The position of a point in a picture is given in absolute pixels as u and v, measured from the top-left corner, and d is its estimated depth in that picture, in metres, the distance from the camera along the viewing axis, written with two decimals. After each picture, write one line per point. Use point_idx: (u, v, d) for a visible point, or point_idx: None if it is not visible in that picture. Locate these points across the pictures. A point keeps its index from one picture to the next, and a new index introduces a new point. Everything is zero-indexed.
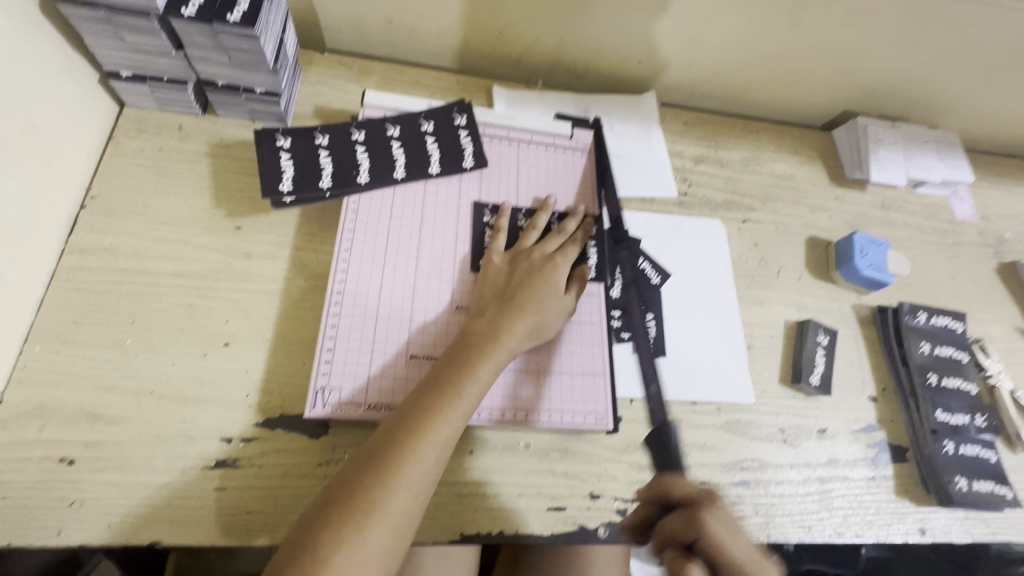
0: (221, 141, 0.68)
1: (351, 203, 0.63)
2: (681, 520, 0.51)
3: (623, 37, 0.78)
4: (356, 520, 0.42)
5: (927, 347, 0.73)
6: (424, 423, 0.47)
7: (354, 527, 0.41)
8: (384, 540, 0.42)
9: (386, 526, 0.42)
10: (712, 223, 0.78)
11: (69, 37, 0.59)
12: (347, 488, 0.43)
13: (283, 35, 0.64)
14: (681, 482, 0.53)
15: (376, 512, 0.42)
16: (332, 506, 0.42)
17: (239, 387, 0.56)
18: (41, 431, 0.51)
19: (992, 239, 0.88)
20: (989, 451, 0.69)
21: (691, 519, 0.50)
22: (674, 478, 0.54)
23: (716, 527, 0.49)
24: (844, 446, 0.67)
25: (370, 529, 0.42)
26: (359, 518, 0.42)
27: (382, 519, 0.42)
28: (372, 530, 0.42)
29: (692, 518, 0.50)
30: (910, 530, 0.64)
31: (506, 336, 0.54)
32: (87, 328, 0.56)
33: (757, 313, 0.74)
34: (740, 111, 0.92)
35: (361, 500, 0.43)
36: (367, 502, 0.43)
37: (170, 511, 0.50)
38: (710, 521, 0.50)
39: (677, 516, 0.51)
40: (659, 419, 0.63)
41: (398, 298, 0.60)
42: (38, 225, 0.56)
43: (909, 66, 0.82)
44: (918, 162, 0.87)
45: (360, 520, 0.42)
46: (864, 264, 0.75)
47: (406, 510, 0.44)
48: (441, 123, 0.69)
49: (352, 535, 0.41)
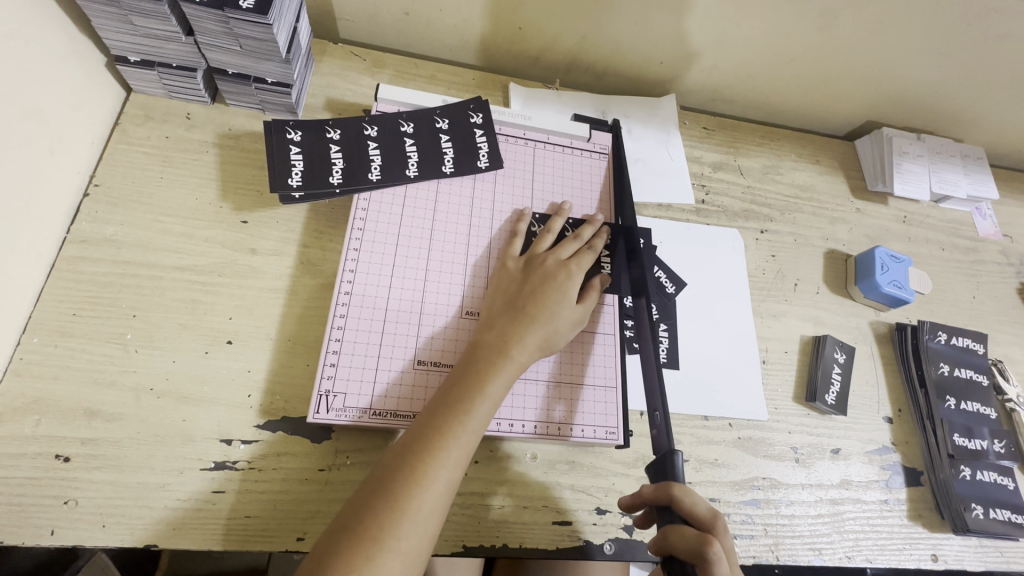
0: (230, 131, 0.66)
1: (361, 201, 0.62)
2: (688, 542, 0.44)
3: (646, 37, 0.76)
4: (367, 549, 0.40)
5: (946, 369, 0.71)
6: (435, 442, 0.46)
7: (364, 556, 0.40)
8: (396, 568, 0.40)
9: (398, 553, 0.41)
10: (729, 232, 0.76)
11: (76, 18, 0.57)
12: (357, 515, 0.42)
13: (297, 23, 0.62)
14: (692, 495, 0.47)
15: (386, 539, 0.41)
16: (341, 534, 0.41)
17: (241, 387, 0.55)
18: (37, 426, 0.50)
19: (1014, 259, 0.86)
20: (1006, 478, 0.67)
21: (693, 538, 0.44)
22: (685, 489, 0.48)
23: (720, 561, 0.43)
24: (858, 468, 0.65)
25: (381, 557, 0.40)
26: (369, 545, 0.40)
27: (394, 546, 0.41)
28: (383, 558, 0.40)
29: (698, 540, 0.44)
30: (923, 556, 0.62)
31: (518, 349, 0.53)
32: (87, 320, 0.55)
33: (772, 326, 0.72)
34: (761, 118, 0.90)
35: (371, 526, 0.41)
36: (376, 528, 0.41)
37: (166, 513, 0.49)
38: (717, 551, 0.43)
39: (687, 530, 0.45)
40: (664, 446, 0.53)
41: (407, 302, 0.58)
42: (40, 213, 0.54)
43: (939, 77, 0.80)
44: (943, 177, 0.85)
45: (370, 548, 0.40)
46: (884, 280, 0.73)
47: (418, 536, 0.42)
48: (456, 120, 0.67)
49: (361, 564, 0.39)
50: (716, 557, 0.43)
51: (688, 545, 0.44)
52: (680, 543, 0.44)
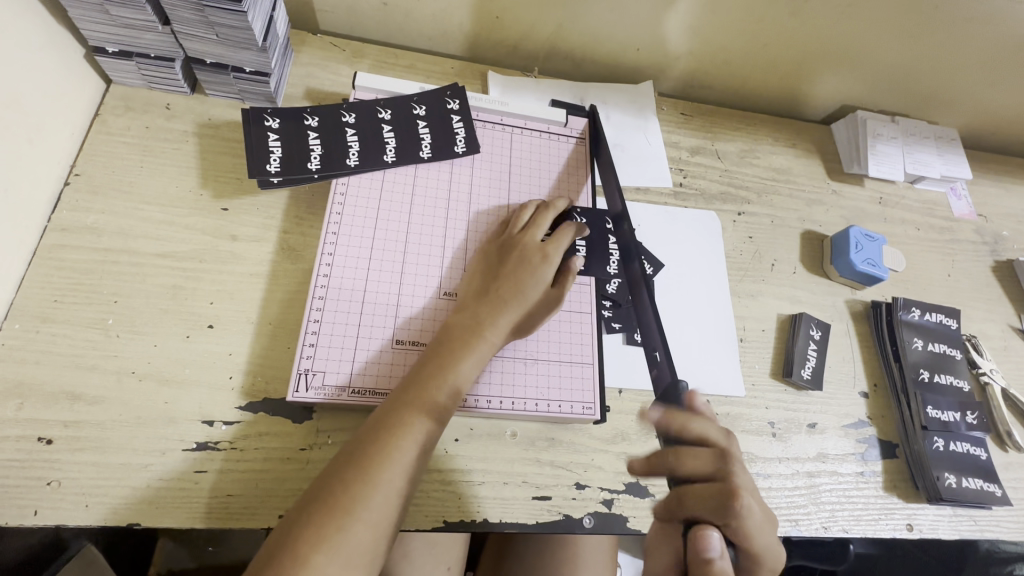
0: (209, 120, 0.67)
1: (340, 185, 0.62)
2: (710, 494, 0.45)
3: (622, 24, 0.77)
4: (336, 519, 0.41)
5: (920, 344, 0.72)
6: (406, 417, 0.47)
7: (334, 526, 0.41)
8: (366, 538, 0.41)
9: (368, 524, 0.42)
10: (707, 215, 0.77)
11: (53, 9, 0.57)
12: (327, 487, 0.43)
13: (273, 12, 0.63)
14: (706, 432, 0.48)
15: (356, 510, 0.42)
16: (311, 506, 0.42)
17: (222, 370, 0.56)
18: (19, 410, 0.50)
19: (989, 238, 0.88)
20: (979, 449, 0.68)
21: (716, 496, 0.45)
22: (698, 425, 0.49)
23: (743, 504, 0.45)
24: (834, 441, 0.67)
25: (351, 527, 0.41)
26: (339, 516, 0.41)
27: (363, 517, 0.42)
28: (353, 529, 0.41)
29: (722, 493, 0.45)
30: (899, 526, 0.64)
31: (491, 328, 0.54)
32: (69, 306, 0.55)
33: (750, 306, 0.73)
34: (738, 104, 0.91)
35: (341, 497, 0.42)
36: (346, 500, 0.42)
37: (149, 492, 0.50)
38: (741, 494, 0.45)
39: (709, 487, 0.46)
40: (667, 381, 0.53)
41: (385, 284, 0.59)
42: (20, 201, 0.55)
43: (910, 59, 0.81)
44: (917, 158, 0.86)
45: (339, 518, 0.41)
46: (859, 258, 0.75)
47: (388, 508, 0.43)
48: (433, 106, 0.68)
49: (332, 533, 0.40)
50: (740, 502, 0.44)
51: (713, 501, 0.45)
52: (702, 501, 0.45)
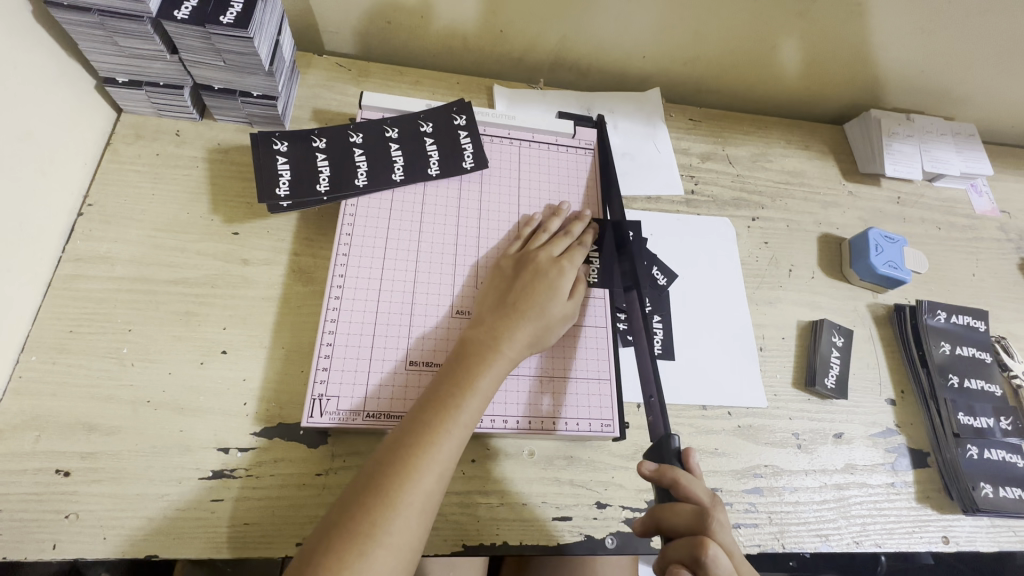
0: (219, 145, 0.68)
1: (349, 206, 0.62)
2: (685, 550, 0.44)
3: (628, 32, 0.76)
4: (357, 544, 0.40)
5: (948, 348, 0.70)
6: (425, 437, 0.46)
7: (355, 552, 0.40)
8: (388, 564, 0.41)
9: (389, 550, 0.41)
10: (721, 221, 0.76)
11: (64, 42, 0.58)
12: (347, 510, 0.42)
13: (278, 37, 0.63)
14: (693, 482, 0.47)
15: (378, 534, 0.41)
16: (332, 531, 0.41)
17: (236, 396, 0.55)
18: (36, 442, 0.50)
19: (1013, 235, 0.85)
20: (1015, 456, 0.66)
21: (690, 550, 0.44)
22: (687, 474, 0.48)
23: (719, 564, 0.42)
24: (862, 451, 0.65)
25: (372, 554, 0.40)
26: (360, 543, 0.40)
27: (386, 541, 0.41)
28: (374, 554, 0.40)
29: (695, 547, 0.43)
30: (933, 539, 0.61)
31: (507, 344, 0.53)
32: (84, 336, 0.55)
33: (769, 313, 0.72)
34: (747, 107, 0.90)
35: (362, 521, 0.41)
36: (369, 524, 0.41)
37: (166, 523, 0.49)
38: (715, 552, 0.43)
39: (681, 540, 0.45)
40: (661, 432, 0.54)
41: (397, 305, 0.58)
42: (36, 234, 0.55)
43: (923, 56, 0.80)
44: (935, 155, 0.84)
45: (362, 543, 0.40)
46: (880, 261, 0.73)
47: (409, 532, 0.42)
48: (440, 123, 0.68)
49: (354, 560, 0.40)
50: (714, 560, 0.42)
51: (683, 555, 0.44)
52: (675, 553, 0.45)
